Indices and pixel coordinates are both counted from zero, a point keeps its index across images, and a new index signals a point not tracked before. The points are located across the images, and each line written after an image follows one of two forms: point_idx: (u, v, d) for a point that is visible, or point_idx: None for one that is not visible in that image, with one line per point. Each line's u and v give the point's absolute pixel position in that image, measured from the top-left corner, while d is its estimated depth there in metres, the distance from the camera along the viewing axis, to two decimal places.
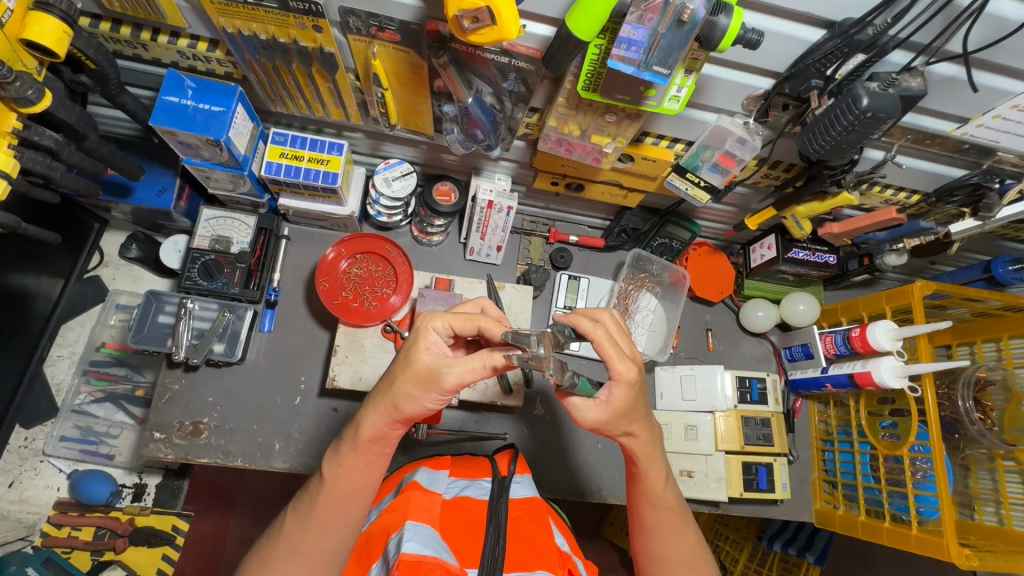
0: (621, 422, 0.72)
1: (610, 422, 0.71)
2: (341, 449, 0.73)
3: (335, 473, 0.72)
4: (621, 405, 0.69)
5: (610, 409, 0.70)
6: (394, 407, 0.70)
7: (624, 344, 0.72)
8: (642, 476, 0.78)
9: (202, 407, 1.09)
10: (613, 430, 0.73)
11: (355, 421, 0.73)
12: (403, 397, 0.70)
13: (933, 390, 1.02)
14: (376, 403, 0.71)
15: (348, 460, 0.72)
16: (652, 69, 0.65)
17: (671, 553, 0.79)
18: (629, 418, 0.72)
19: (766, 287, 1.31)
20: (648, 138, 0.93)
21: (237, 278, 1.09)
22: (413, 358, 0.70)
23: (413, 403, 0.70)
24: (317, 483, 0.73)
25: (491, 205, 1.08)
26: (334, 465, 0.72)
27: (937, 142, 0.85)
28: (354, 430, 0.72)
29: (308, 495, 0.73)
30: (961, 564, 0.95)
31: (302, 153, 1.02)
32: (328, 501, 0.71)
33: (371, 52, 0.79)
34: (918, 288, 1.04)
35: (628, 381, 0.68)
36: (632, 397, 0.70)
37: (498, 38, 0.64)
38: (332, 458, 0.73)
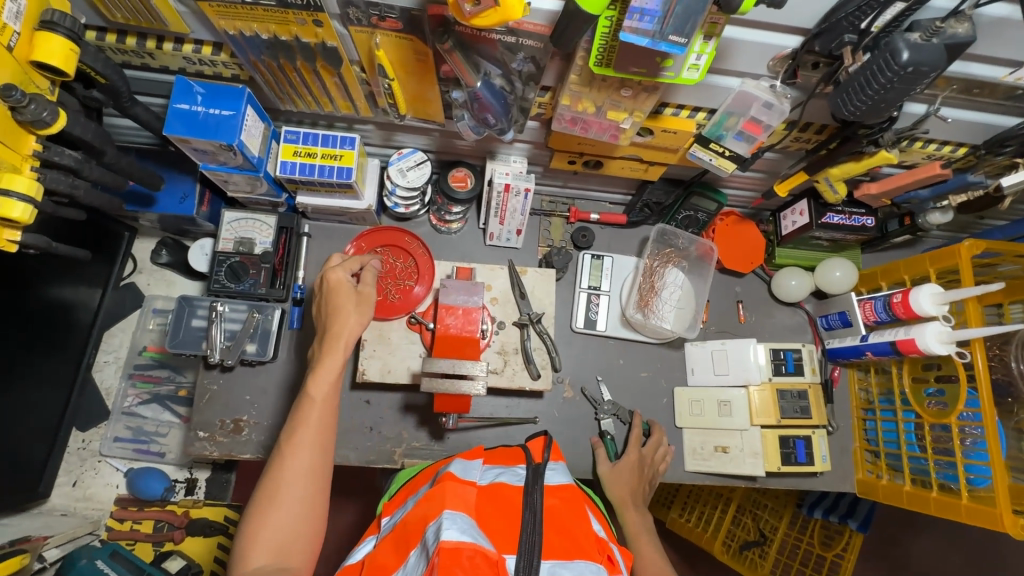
0: (619, 484, 1.09)
1: (611, 477, 1.10)
2: (320, 372, 0.82)
3: (323, 391, 0.81)
4: (630, 481, 1.10)
5: (619, 468, 1.11)
6: (360, 323, 0.86)
7: (646, 460, 1.13)
8: (639, 551, 1.02)
9: (241, 406, 1.13)
10: (614, 492, 1.09)
11: (330, 341, 0.84)
12: (360, 315, 0.87)
13: (982, 353, 0.98)
14: (346, 321, 0.85)
15: (334, 376, 0.82)
16: (667, 39, 0.60)
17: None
18: (625, 489, 1.09)
19: (799, 254, 1.26)
20: (668, 108, 0.88)
21: (263, 278, 1.14)
22: (343, 292, 0.88)
23: (363, 316, 0.87)
24: (306, 405, 0.80)
25: (508, 188, 1.07)
26: (320, 386, 0.81)
27: (986, 90, 0.78)
28: (330, 348, 0.83)
29: (299, 421, 0.79)
30: (1016, 534, 0.91)
31: (315, 150, 1.02)
32: (320, 421, 0.79)
33: (374, 43, 0.77)
34: (966, 248, 1.00)
35: (634, 459, 1.11)
36: (631, 472, 1.11)
37: (502, 20, 0.60)
38: (316, 379, 0.81)
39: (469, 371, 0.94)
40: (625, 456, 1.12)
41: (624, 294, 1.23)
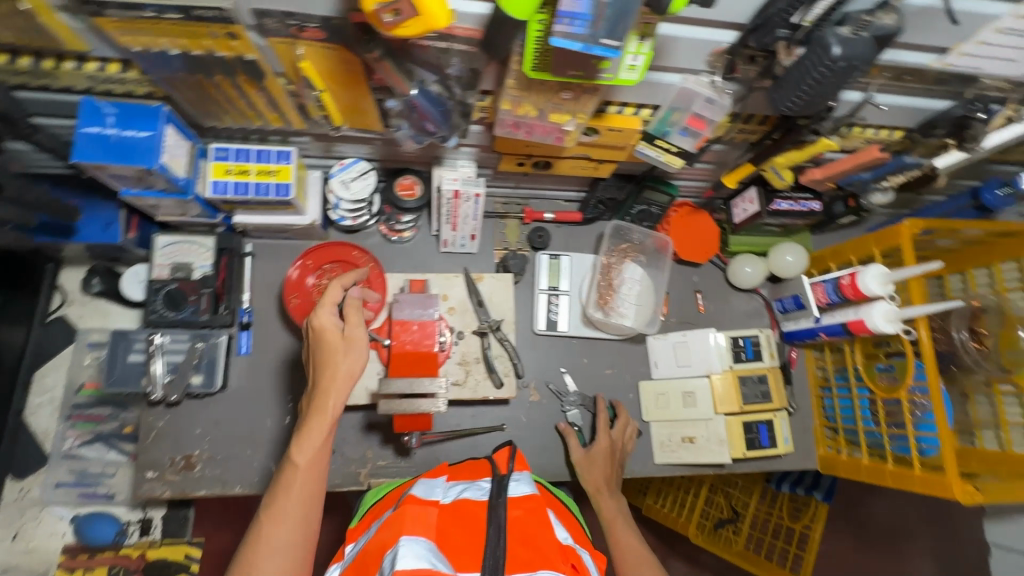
0: (593, 473, 1.09)
1: (584, 466, 1.10)
2: (305, 435, 0.79)
3: (308, 457, 0.78)
4: (604, 468, 1.10)
5: (591, 457, 1.10)
6: (348, 377, 0.81)
7: (616, 445, 1.14)
8: (618, 539, 1.04)
9: (191, 440, 1.07)
10: (589, 482, 1.10)
11: (316, 404, 0.80)
12: (349, 365, 0.81)
13: (927, 328, 1.01)
14: (334, 379, 0.80)
15: (319, 442, 0.79)
16: (601, 42, 0.57)
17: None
18: (600, 478, 1.09)
19: (751, 241, 1.27)
20: (611, 106, 0.86)
21: (205, 304, 1.08)
22: (328, 341, 0.82)
23: (353, 364, 0.82)
24: (290, 472, 0.78)
25: (458, 195, 1.04)
26: (303, 452, 0.78)
27: (915, 77, 0.80)
28: (316, 411, 0.80)
29: (279, 491, 0.77)
30: (965, 501, 0.95)
31: (249, 167, 0.96)
32: (304, 487, 0.77)
33: (296, 54, 0.72)
34: (907, 228, 1.03)
35: (604, 447, 1.11)
36: (603, 461, 1.11)
37: (426, 29, 0.56)
38: (301, 444, 0.79)
39: (429, 389, 0.92)
40: (597, 442, 1.12)
41: (583, 292, 1.22)
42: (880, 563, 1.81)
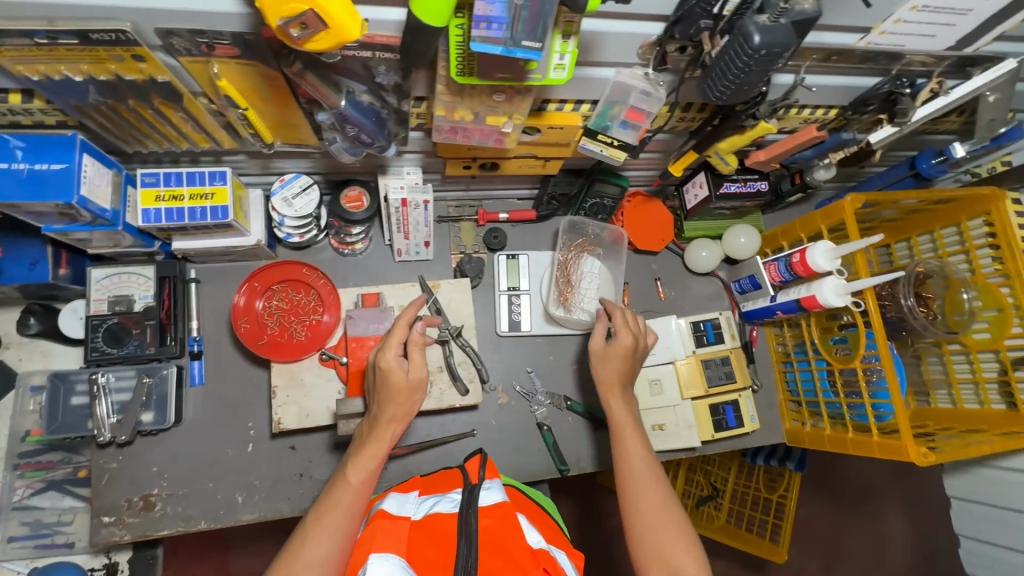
0: (613, 372, 1.01)
1: (603, 360, 1.02)
2: (363, 457, 0.80)
3: (361, 479, 0.79)
4: (621, 362, 1.01)
5: (608, 352, 1.02)
6: (406, 415, 0.84)
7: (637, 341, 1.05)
8: (622, 442, 0.93)
9: (148, 479, 1.02)
10: (608, 379, 1.01)
11: (377, 432, 0.82)
12: (407, 405, 0.84)
13: (874, 299, 1.04)
14: (395, 416, 0.83)
15: (375, 465, 0.81)
16: (522, 45, 0.56)
17: (655, 500, 0.84)
18: (620, 377, 1.01)
19: (705, 225, 1.28)
20: (551, 104, 0.85)
21: (150, 337, 1.03)
22: (393, 381, 0.83)
23: (412, 405, 0.84)
24: (341, 488, 0.78)
25: (406, 203, 1.01)
26: (357, 472, 0.79)
27: (843, 57, 0.81)
28: (376, 438, 0.82)
29: (328, 505, 0.77)
30: (921, 462, 0.98)
31: (181, 191, 0.91)
32: (350, 509, 0.77)
33: (212, 72, 0.68)
34: (850, 203, 1.05)
35: (625, 348, 1.02)
36: (624, 360, 1.02)
37: (339, 42, 0.54)
38: (358, 463, 0.80)
39: None
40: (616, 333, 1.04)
41: (544, 290, 1.22)
42: (850, 519, 1.93)
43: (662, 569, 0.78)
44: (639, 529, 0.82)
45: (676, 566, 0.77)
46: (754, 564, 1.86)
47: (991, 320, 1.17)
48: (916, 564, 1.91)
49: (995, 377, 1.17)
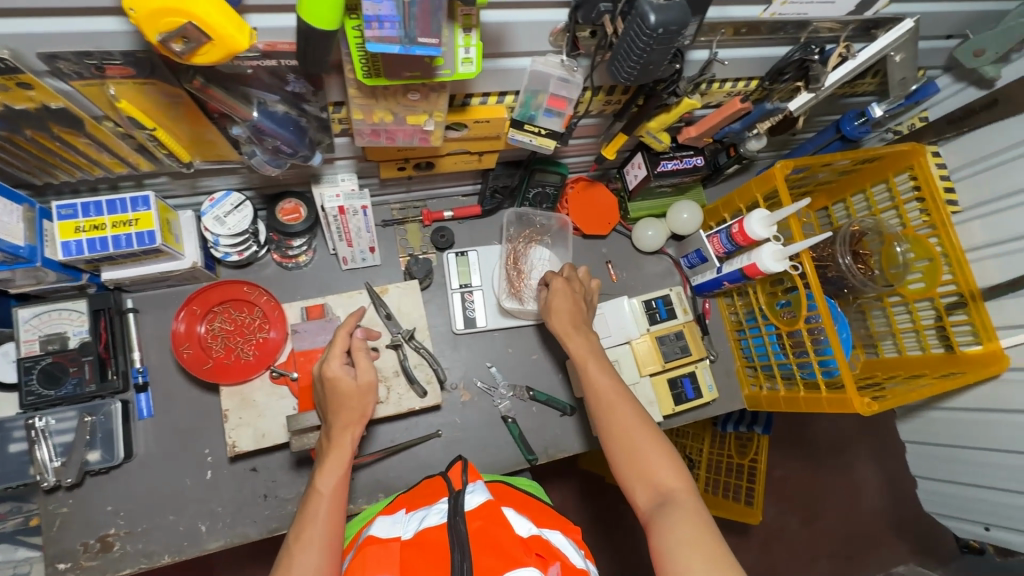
0: (563, 322, 1.02)
1: (552, 311, 1.04)
2: (327, 465, 0.80)
3: (331, 485, 0.77)
4: (566, 309, 1.03)
5: (550, 308, 1.05)
6: (361, 416, 0.84)
7: (574, 284, 1.08)
8: (588, 377, 0.94)
9: (104, 519, 0.99)
10: (563, 327, 1.01)
11: (336, 440, 0.81)
12: (363, 408, 0.84)
13: (810, 260, 1.07)
14: (351, 420, 0.83)
15: (343, 468, 0.79)
16: (418, 42, 0.56)
17: (628, 424, 0.86)
18: (572, 323, 1.02)
19: (649, 205, 1.31)
20: (474, 98, 0.85)
21: (89, 374, 0.98)
22: (343, 390, 0.82)
23: (368, 405, 0.84)
24: (314, 501, 0.76)
25: (344, 210, 1.00)
26: (327, 478, 0.78)
27: (752, 30, 0.84)
28: (336, 444, 0.81)
29: (306, 519, 0.74)
30: (865, 412, 1.02)
31: (102, 220, 0.88)
32: (329, 517, 0.75)
33: (109, 93, 0.66)
34: (780, 170, 1.08)
35: (562, 294, 1.05)
36: (568, 302, 1.05)
37: (228, 53, 0.53)
38: (324, 472, 0.78)
39: None
40: (553, 286, 1.07)
41: (495, 284, 1.22)
42: (821, 474, 2.00)
43: (645, 485, 0.81)
44: (618, 454, 0.85)
45: (659, 481, 0.80)
46: (735, 527, 1.92)
47: (923, 270, 1.22)
48: (887, 508, 2.00)
49: (933, 323, 1.23)
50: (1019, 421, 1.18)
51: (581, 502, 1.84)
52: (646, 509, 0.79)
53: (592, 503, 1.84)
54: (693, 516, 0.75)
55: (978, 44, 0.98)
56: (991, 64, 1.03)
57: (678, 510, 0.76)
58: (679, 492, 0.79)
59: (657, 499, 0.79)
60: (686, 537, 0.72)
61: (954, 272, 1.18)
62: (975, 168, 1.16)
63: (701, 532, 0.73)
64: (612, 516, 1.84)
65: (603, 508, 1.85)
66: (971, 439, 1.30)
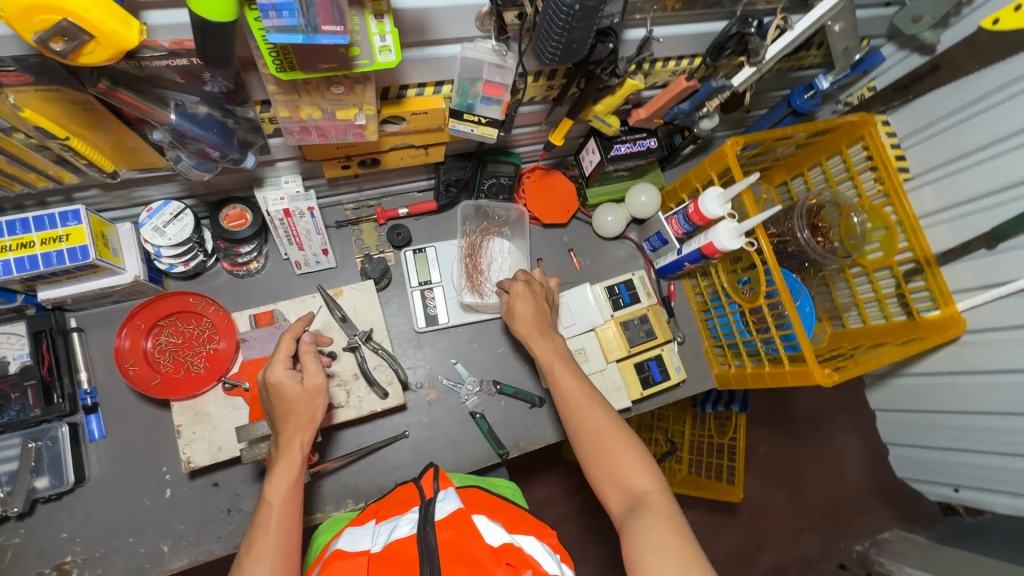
0: (528, 326, 1.00)
1: (516, 315, 1.02)
2: (277, 470, 0.78)
3: (281, 494, 0.76)
4: (530, 313, 1.01)
5: (514, 314, 1.02)
6: (308, 420, 0.81)
7: (535, 287, 1.06)
8: (556, 380, 0.92)
9: (59, 546, 0.96)
10: (527, 332, 1.00)
11: (284, 449, 0.79)
12: (310, 414, 0.81)
13: (765, 235, 1.07)
14: (297, 426, 0.80)
15: (292, 476, 0.77)
16: (322, 30, 0.54)
17: (597, 428, 0.85)
18: (537, 327, 1.00)
19: (607, 190, 1.30)
20: (409, 89, 0.83)
21: (33, 399, 0.95)
22: (286, 395, 0.80)
23: (317, 410, 0.82)
24: (264, 510, 0.75)
25: (290, 213, 0.97)
26: (276, 487, 0.76)
27: (685, 5, 0.83)
28: (283, 452, 0.79)
29: (256, 529, 0.73)
30: (826, 383, 1.02)
31: (30, 238, 0.85)
32: (280, 525, 0.73)
33: (10, 103, 0.63)
34: (731, 147, 1.07)
35: (524, 301, 1.02)
36: (531, 304, 1.02)
37: (118, 50, 0.50)
38: (273, 481, 0.77)
39: None
40: (513, 290, 1.04)
41: (455, 279, 1.20)
42: (802, 449, 2.03)
43: (616, 489, 0.80)
44: (589, 459, 0.84)
45: (630, 484, 0.79)
46: (721, 506, 1.93)
47: (881, 239, 1.23)
48: (868, 477, 2.03)
49: (893, 291, 1.23)
50: (984, 381, 1.18)
51: (566, 493, 1.84)
52: (619, 514, 0.78)
53: (578, 493, 1.84)
54: (665, 519, 0.74)
55: (914, 9, 0.98)
56: (929, 29, 1.03)
57: (649, 513, 0.75)
58: (651, 494, 0.78)
59: (629, 504, 0.78)
60: (657, 541, 0.71)
61: (909, 239, 1.18)
62: (924, 134, 1.17)
63: (673, 535, 0.72)
64: (599, 505, 1.84)
65: (588, 497, 1.85)
66: (940, 403, 1.30)
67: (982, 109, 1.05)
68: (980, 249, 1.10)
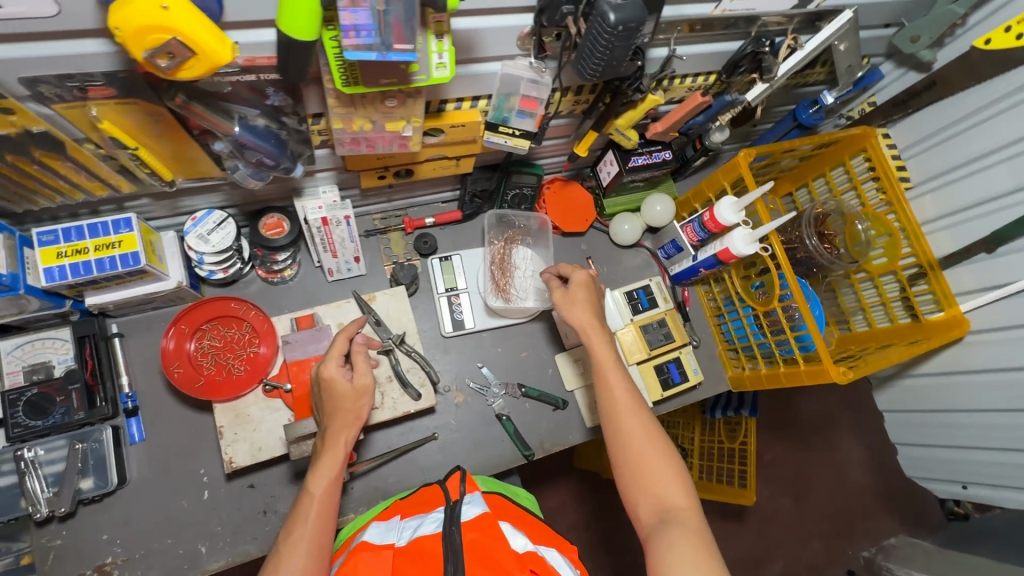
0: (586, 317, 1.02)
1: (572, 304, 1.04)
2: (321, 462, 0.81)
3: (323, 488, 0.79)
4: (588, 306, 1.03)
5: (571, 302, 1.04)
6: (351, 418, 0.84)
7: (595, 282, 1.09)
8: (606, 378, 0.95)
9: (100, 548, 0.98)
10: (587, 323, 1.01)
11: (329, 446, 0.82)
12: (354, 412, 0.84)
13: (778, 241, 1.13)
14: (343, 425, 0.83)
15: (335, 472, 0.81)
16: (394, 48, 0.59)
17: (641, 436, 0.88)
18: (594, 321, 1.02)
19: (624, 200, 1.35)
20: (448, 104, 0.88)
21: (77, 402, 0.97)
22: (336, 392, 0.84)
23: (362, 409, 0.85)
24: (305, 502, 0.78)
25: (327, 221, 1.01)
26: (320, 480, 0.79)
27: (706, 26, 0.89)
28: (328, 447, 0.82)
29: (297, 518, 0.76)
30: (842, 380, 1.06)
31: (85, 244, 0.88)
32: (319, 518, 0.76)
33: (91, 115, 0.67)
34: (743, 158, 1.13)
35: (587, 294, 1.05)
36: (589, 295, 1.06)
37: (213, 66, 0.54)
38: (316, 474, 0.80)
39: None
40: (574, 278, 1.07)
41: (481, 285, 1.25)
42: (807, 455, 2.06)
43: (649, 496, 0.84)
44: (625, 462, 0.87)
45: (664, 496, 0.83)
46: (731, 512, 1.96)
47: (884, 245, 1.28)
48: (873, 482, 2.06)
49: (898, 295, 1.29)
50: (987, 379, 1.24)
51: (578, 500, 1.86)
52: (648, 522, 0.82)
53: (590, 500, 1.86)
54: (695, 535, 0.77)
55: (912, 29, 1.05)
56: (927, 48, 1.10)
57: (679, 527, 0.78)
58: (682, 510, 0.81)
59: (660, 515, 0.81)
60: (686, 554, 0.75)
61: (912, 245, 1.24)
62: (924, 145, 1.24)
63: (702, 552, 0.75)
64: (611, 512, 1.86)
65: (601, 504, 1.87)
66: (946, 403, 1.35)
67: (975, 123, 1.12)
68: (980, 253, 1.16)
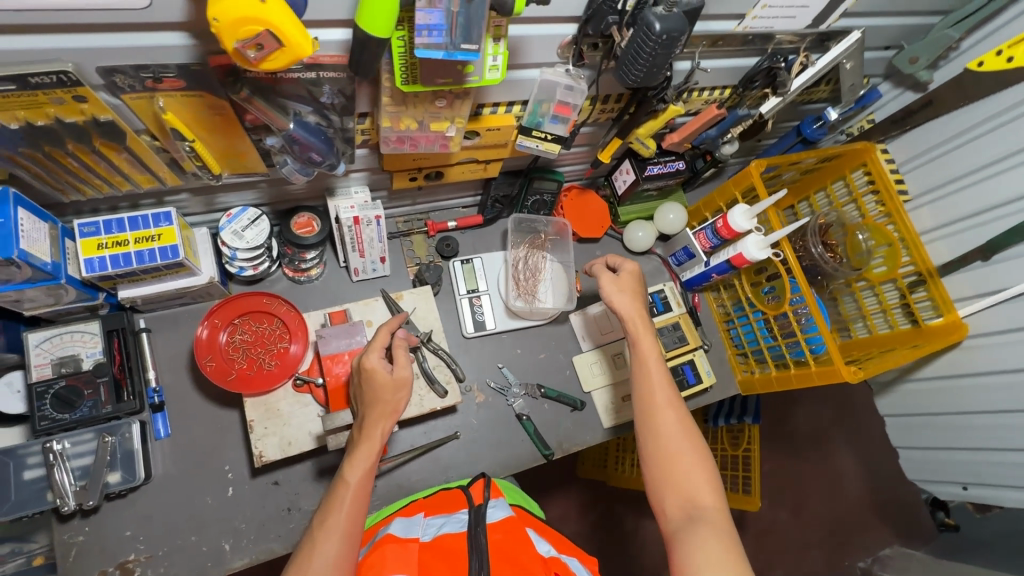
0: (631, 309, 1.05)
1: (619, 293, 1.07)
2: (357, 452, 0.82)
3: (359, 477, 0.79)
4: (635, 300, 1.06)
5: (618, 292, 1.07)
6: (388, 411, 0.85)
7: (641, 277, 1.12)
8: (646, 374, 0.97)
9: (122, 545, 0.96)
10: (631, 316, 1.04)
11: (366, 437, 0.83)
12: (391, 404, 0.85)
13: (790, 248, 1.18)
14: (381, 418, 0.84)
15: (371, 462, 0.81)
16: (460, 48, 0.63)
17: (674, 435, 0.90)
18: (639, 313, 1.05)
19: (637, 208, 1.41)
20: (485, 108, 0.93)
21: (105, 396, 0.97)
22: (378, 383, 0.85)
23: (399, 401, 0.86)
24: (340, 490, 0.79)
25: (359, 220, 1.04)
26: (355, 470, 0.80)
27: (727, 41, 0.96)
28: (365, 437, 0.83)
29: (332, 506, 0.77)
30: (853, 379, 1.11)
31: (125, 236, 0.89)
32: (353, 507, 0.77)
33: (157, 107, 0.70)
34: (755, 168, 1.19)
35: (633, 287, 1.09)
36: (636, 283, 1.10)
37: (295, 58, 0.58)
38: (353, 464, 0.80)
39: None
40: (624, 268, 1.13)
41: (501, 287, 1.27)
42: (805, 464, 2.10)
43: (678, 495, 0.86)
44: (655, 459, 0.90)
45: (694, 495, 0.85)
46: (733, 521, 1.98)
47: (884, 254, 1.33)
48: (870, 491, 2.10)
49: (898, 302, 1.34)
50: (985, 382, 1.30)
51: (583, 509, 1.87)
52: (676, 519, 0.84)
53: (595, 509, 1.87)
54: (722, 535, 0.80)
55: (911, 51, 1.14)
56: (924, 69, 1.19)
57: (705, 526, 0.81)
58: (710, 509, 0.84)
59: (687, 514, 0.84)
60: (715, 553, 0.77)
61: (911, 254, 1.30)
62: (920, 160, 1.31)
63: (729, 552, 0.78)
64: (616, 521, 1.87)
65: (605, 514, 1.88)
66: (944, 406, 1.41)
67: (969, 139, 1.20)
68: (976, 261, 1.23)
